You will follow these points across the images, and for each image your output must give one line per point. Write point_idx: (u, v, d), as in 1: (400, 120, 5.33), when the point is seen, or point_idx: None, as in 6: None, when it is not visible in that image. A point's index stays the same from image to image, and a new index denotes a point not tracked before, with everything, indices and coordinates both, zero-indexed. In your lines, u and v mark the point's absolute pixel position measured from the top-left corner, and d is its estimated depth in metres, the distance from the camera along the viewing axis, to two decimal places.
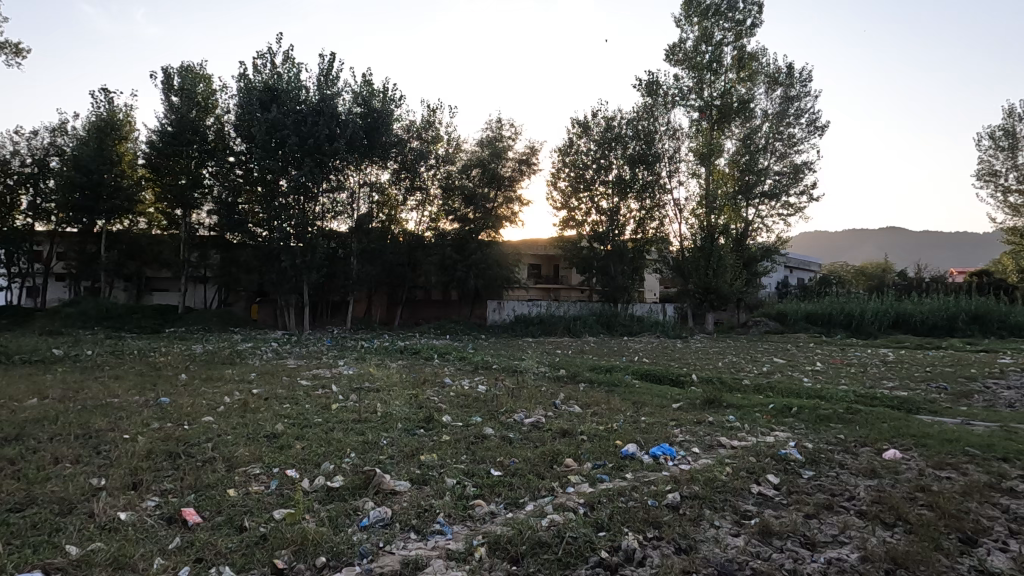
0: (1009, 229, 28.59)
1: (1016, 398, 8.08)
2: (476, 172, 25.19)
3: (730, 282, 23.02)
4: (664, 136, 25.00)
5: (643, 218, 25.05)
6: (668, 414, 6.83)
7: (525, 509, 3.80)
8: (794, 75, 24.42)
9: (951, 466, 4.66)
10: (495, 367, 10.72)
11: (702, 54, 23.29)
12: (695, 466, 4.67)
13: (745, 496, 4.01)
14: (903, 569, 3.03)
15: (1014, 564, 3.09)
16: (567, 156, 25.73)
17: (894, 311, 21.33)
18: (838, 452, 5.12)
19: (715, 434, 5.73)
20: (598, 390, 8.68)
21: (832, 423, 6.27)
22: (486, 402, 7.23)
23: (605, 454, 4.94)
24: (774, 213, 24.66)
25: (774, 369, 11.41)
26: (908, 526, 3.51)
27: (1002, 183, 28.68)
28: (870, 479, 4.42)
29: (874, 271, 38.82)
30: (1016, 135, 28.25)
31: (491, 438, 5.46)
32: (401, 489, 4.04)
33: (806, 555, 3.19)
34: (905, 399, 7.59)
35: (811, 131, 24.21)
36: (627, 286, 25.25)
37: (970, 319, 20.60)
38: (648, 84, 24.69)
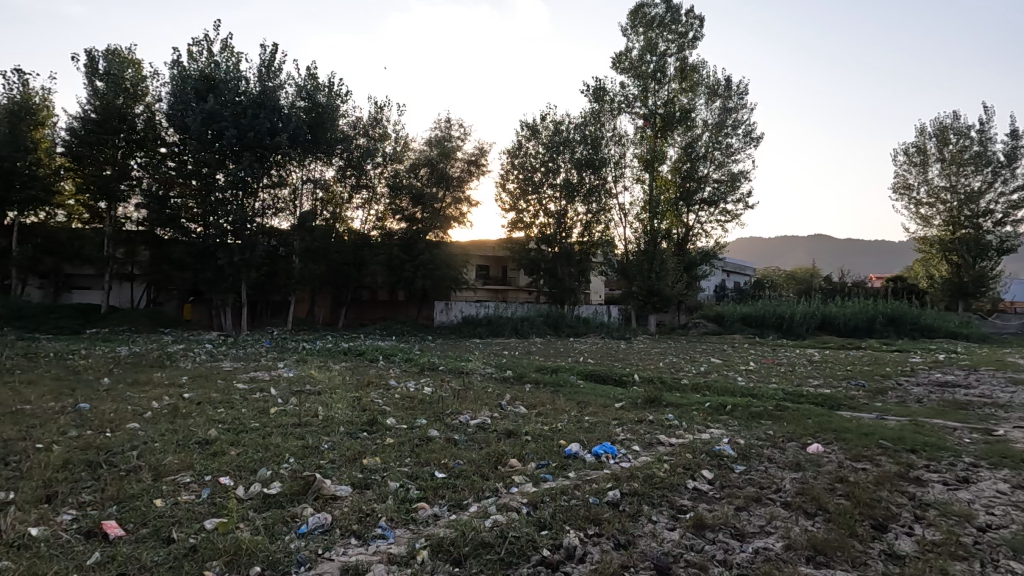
0: (921, 238, 31.02)
1: (923, 394, 8.80)
2: (424, 172, 24.98)
3: (671, 284, 23.84)
4: (611, 141, 25.55)
5: (589, 222, 25.54)
6: (611, 413, 7.00)
7: (469, 510, 3.81)
8: (732, 87, 25.49)
9: (867, 458, 5.02)
10: (442, 368, 10.66)
11: (647, 64, 24.00)
12: (635, 464, 4.82)
13: (681, 491, 4.17)
14: (822, 555, 3.24)
15: (917, 546, 3.37)
16: (515, 158, 26.00)
17: (820, 313, 22.74)
18: (767, 447, 5.41)
19: (655, 432, 5.93)
20: (544, 390, 8.79)
21: (762, 420, 6.63)
22: (432, 403, 7.19)
23: (548, 454, 5.02)
24: (713, 219, 25.73)
25: (711, 368, 11.90)
26: (828, 514, 3.76)
27: (914, 196, 31.10)
28: (794, 471, 4.71)
29: (803, 276, 41.20)
30: (926, 152, 30.75)
31: (436, 440, 5.45)
32: (342, 494, 3.96)
33: (736, 545, 3.35)
34: (828, 396, 8.10)
35: (747, 142, 25.37)
36: (574, 288, 25.68)
37: (886, 321, 22.25)
38: (595, 90, 25.16)
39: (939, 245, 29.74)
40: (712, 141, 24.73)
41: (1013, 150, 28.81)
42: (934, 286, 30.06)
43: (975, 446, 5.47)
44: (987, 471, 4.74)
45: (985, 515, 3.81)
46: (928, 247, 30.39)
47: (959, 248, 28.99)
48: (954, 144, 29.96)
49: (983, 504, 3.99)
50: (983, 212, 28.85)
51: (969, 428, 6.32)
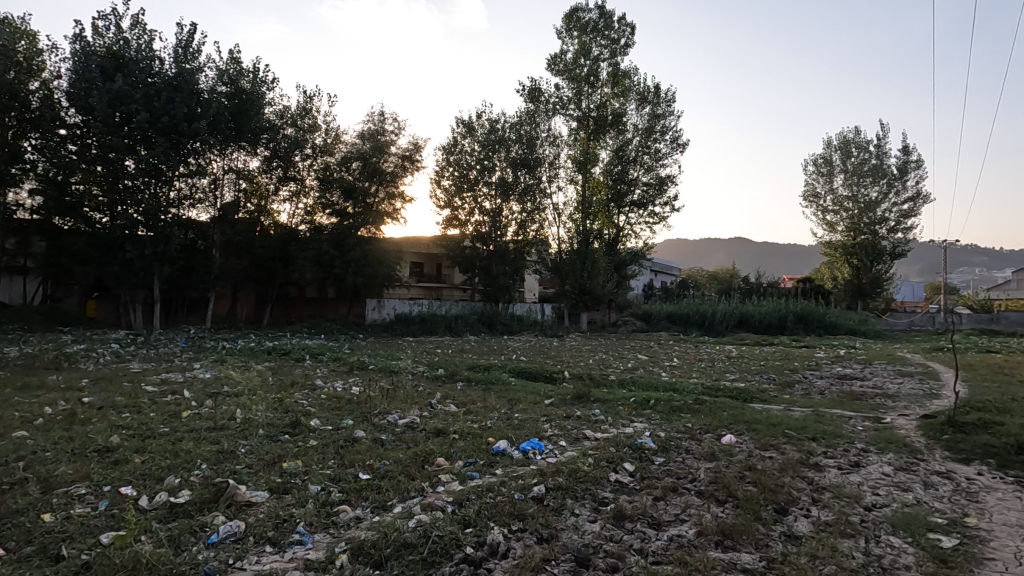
0: (827, 243, 33.52)
1: (825, 386, 9.58)
2: (356, 166, 24.28)
3: (602, 283, 24.62)
4: (545, 142, 25.90)
5: (524, 221, 25.71)
6: (539, 410, 7.11)
7: (393, 511, 3.75)
8: (661, 94, 25.98)
9: (774, 447, 5.40)
10: (371, 368, 10.40)
11: (581, 67, 24.56)
12: (560, 458, 4.93)
13: (604, 484, 4.31)
14: (730, 539, 3.45)
15: (813, 527, 3.66)
16: (450, 155, 25.81)
17: (738, 312, 24.17)
18: (685, 439, 5.69)
19: (581, 428, 6.09)
20: (475, 388, 8.79)
21: (682, 413, 6.97)
22: (359, 403, 7.03)
23: (476, 452, 5.04)
24: (642, 221, 26.61)
25: (637, 365, 12.33)
26: (736, 501, 4.00)
27: (821, 204, 33.62)
28: (709, 461, 4.98)
29: (723, 276, 43.57)
30: (831, 163, 33.36)
31: (362, 441, 5.31)
32: (258, 500, 3.79)
33: (652, 534, 3.50)
34: (742, 390, 8.62)
35: (674, 148, 26.42)
36: (508, 287, 25.80)
37: (795, 319, 23.97)
38: (530, 91, 25.47)
39: (841, 249, 32.37)
40: (641, 146, 25.45)
41: (904, 164, 31.82)
42: (837, 287, 32.72)
43: (866, 433, 6.02)
44: (875, 455, 5.20)
45: (871, 495, 4.20)
46: (833, 251, 32.99)
47: (859, 252, 31.68)
48: (856, 156, 32.65)
49: (870, 486, 4.39)
50: (879, 220, 31.67)
51: (861, 417, 6.94)
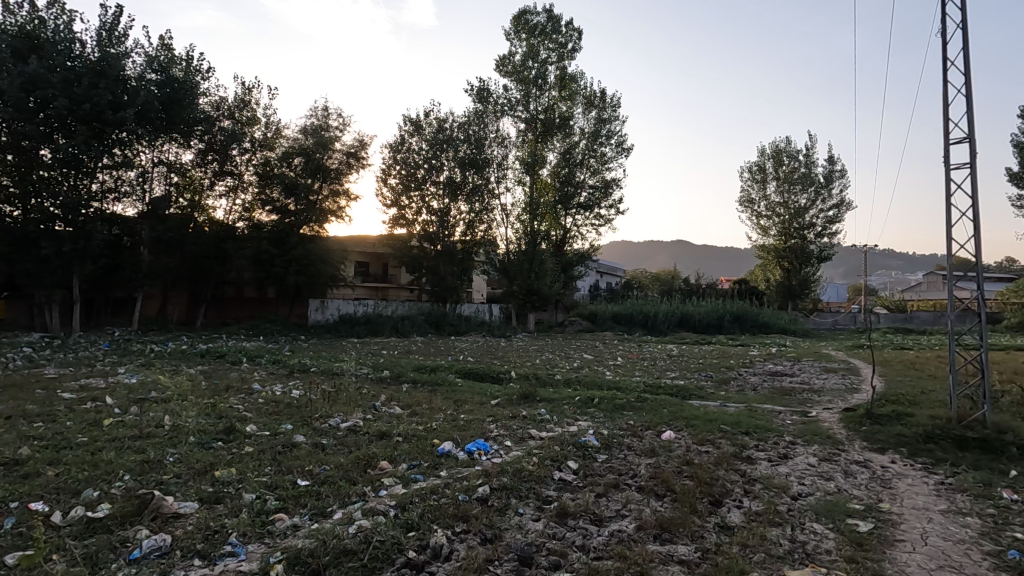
0: (761, 247, 35.25)
1: (757, 382, 10.08)
2: (298, 161, 23.50)
3: (550, 284, 24.91)
4: (493, 142, 25.91)
5: (472, 220, 25.62)
6: (486, 410, 7.10)
7: (333, 517, 3.65)
8: (607, 98, 26.41)
9: (709, 442, 5.62)
10: (313, 370, 10.07)
11: (528, 70, 24.78)
12: (505, 459, 4.94)
13: (548, 483, 4.36)
14: (667, 533, 3.56)
15: (744, 517, 3.83)
16: (398, 153, 25.44)
17: (679, 312, 25.04)
18: (627, 436, 5.84)
19: (526, 427, 6.14)
20: (421, 389, 8.70)
21: (624, 411, 7.15)
22: (300, 407, 6.79)
23: (421, 454, 4.98)
24: (588, 222, 27.08)
25: (583, 364, 12.53)
26: (674, 495, 4.14)
27: (755, 209, 35.32)
28: (649, 457, 5.13)
29: (666, 278, 45.02)
30: (764, 170, 35.11)
31: (301, 446, 5.13)
32: (187, 511, 3.59)
33: (594, 530, 3.58)
34: (681, 387, 8.93)
35: (618, 152, 27.04)
36: (456, 287, 25.66)
37: (732, 319, 25.09)
38: (479, 91, 25.46)
39: (774, 253, 34.14)
40: (588, 150, 25.84)
41: (830, 173, 33.90)
42: (770, 288, 34.49)
43: (794, 426, 6.37)
44: (802, 447, 5.52)
45: (798, 485, 4.44)
46: (766, 254, 34.75)
47: (789, 255, 33.55)
48: (787, 165, 34.47)
49: (797, 476, 4.65)
50: (807, 225, 33.58)
51: (790, 411, 7.34)
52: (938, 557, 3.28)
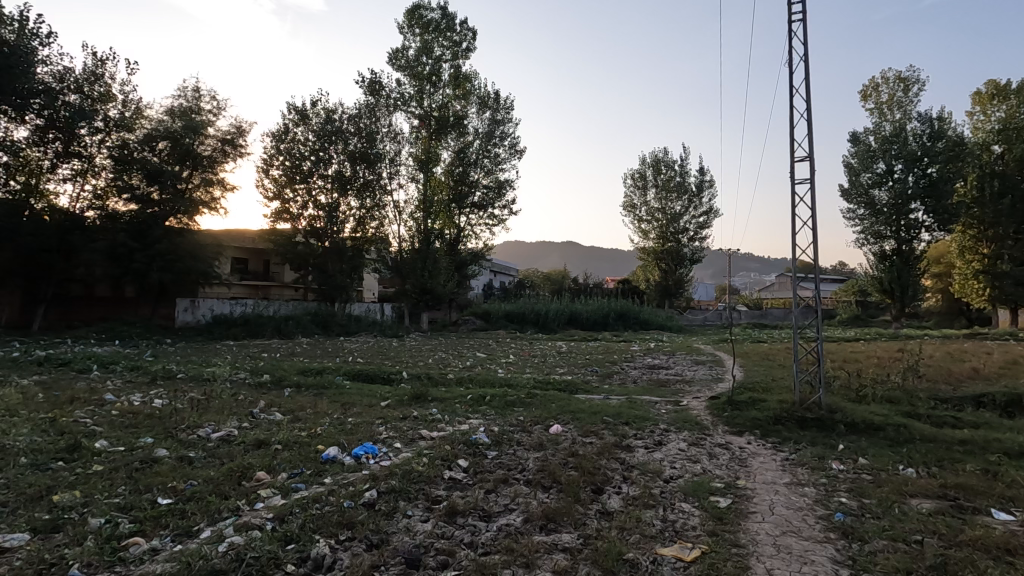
0: (641, 249, 37.74)
1: (637, 376, 10.80)
2: (163, 146, 21.13)
3: (443, 283, 24.74)
4: (386, 137, 25.20)
5: (363, 217, 24.71)
6: (375, 412, 6.91)
7: (200, 537, 3.34)
8: (500, 100, 26.78)
9: (593, 433, 5.92)
10: (179, 377, 9.13)
11: (422, 65, 24.42)
12: (394, 461, 4.83)
13: (437, 483, 4.33)
14: (552, 523, 3.70)
15: (622, 501, 4.09)
16: (281, 142, 23.91)
17: (568, 310, 26.09)
18: (517, 432, 5.98)
19: (417, 428, 6.05)
20: (305, 394, 8.24)
21: (515, 407, 7.31)
22: (163, 418, 6.13)
23: (303, 461, 4.73)
24: (482, 222, 27.25)
25: (476, 362, 12.63)
26: (560, 485, 4.30)
27: (637, 213, 37.73)
28: (537, 451, 5.29)
29: (557, 277, 46.69)
30: (644, 178, 37.67)
31: (164, 460, 4.64)
32: (13, 545, 3.09)
33: (483, 526, 3.62)
34: (569, 382, 9.33)
35: (512, 154, 27.51)
36: (345, 286, 24.65)
37: (616, 316, 26.64)
38: (370, 83, 24.65)
39: (653, 255, 36.72)
40: (482, 150, 26.00)
41: (701, 183, 37.13)
42: (650, 287, 37.08)
43: (668, 415, 6.92)
44: (674, 434, 6.00)
45: (670, 469, 4.82)
46: (646, 255, 37.28)
47: (666, 257, 36.32)
48: (664, 174, 37.22)
49: (669, 461, 5.05)
50: (681, 230, 36.52)
51: (665, 401, 7.95)
52: (782, 524, 3.73)
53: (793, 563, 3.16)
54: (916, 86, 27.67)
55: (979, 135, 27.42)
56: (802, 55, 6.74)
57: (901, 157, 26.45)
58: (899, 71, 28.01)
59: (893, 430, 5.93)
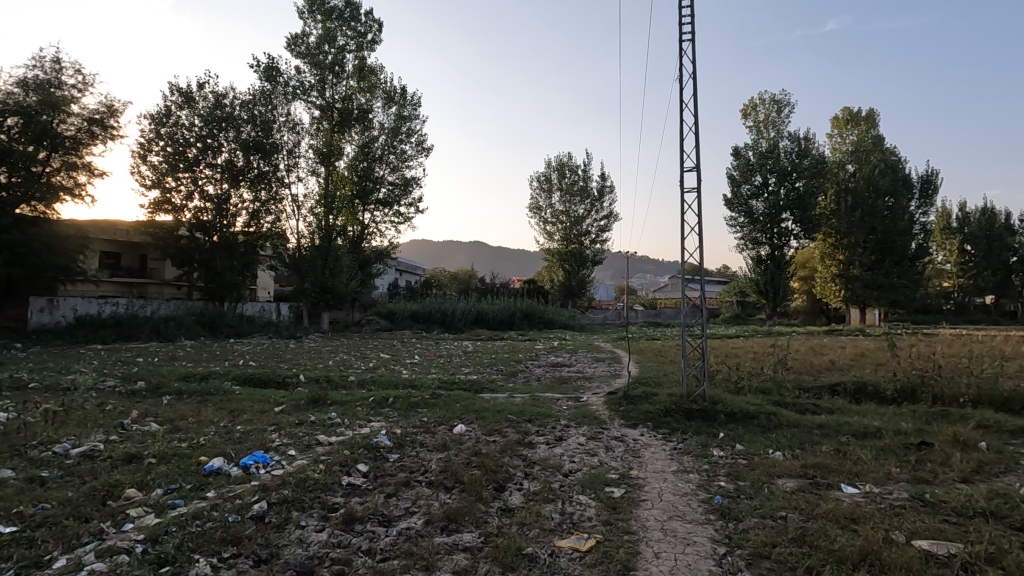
0: (546, 250, 38.73)
1: (540, 373, 11.10)
2: (14, 122, 18.42)
3: (345, 282, 23.78)
4: (283, 126, 23.79)
5: (257, 210, 23.12)
6: (268, 419, 6.50)
7: (53, 566, 2.96)
8: (407, 96, 26.27)
9: (497, 431, 5.99)
10: (32, 386, 8.01)
11: (324, 54, 23.34)
12: (287, 469, 4.57)
13: (335, 489, 4.16)
14: (454, 523, 3.69)
15: (523, 497, 4.17)
16: (162, 126, 21.79)
17: (474, 310, 26.15)
18: (420, 433, 5.90)
19: (313, 434, 5.76)
20: (188, 401, 7.57)
21: (418, 408, 7.21)
22: (10, 434, 5.35)
23: (182, 475, 4.33)
24: (387, 219, 26.57)
25: (379, 363, 12.31)
26: (462, 485, 4.30)
27: (543, 215, 38.68)
28: (440, 451, 5.26)
29: (463, 276, 46.64)
30: (549, 181, 38.73)
31: (9, 483, 4.05)
32: None
33: (382, 532, 3.52)
34: (474, 381, 9.37)
35: (418, 151, 27.08)
36: (236, 284, 22.98)
37: (521, 316, 27.13)
38: (266, 68, 23.15)
39: (557, 256, 37.84)
40: (388, 145, 25.35)
41: (602, 188, 38.81)
42: (554, 287, 38.18)
43: (568, 411, 7.17)
44: (574, 429, 6.23)
45: (569, 463, 4.99)
46: (550, 256, 38.32)
47: (569, 259, 37.57)
48: (568, 178, 38.48)
49: (569, 455, 5.22)
50: (584, 232, 37.95)
51: (567, 398, 8.21)
52: (669, 509, 3.99)
53: (677, 545, 3.40)
54: (787, 108, 30.79)
55: (837, 154, 31.13)
56: (692, 73, 7.20)
57: (774, 171, 29.25)
58: (773, 93, 31.05)
59: (765, 417, 6.56)
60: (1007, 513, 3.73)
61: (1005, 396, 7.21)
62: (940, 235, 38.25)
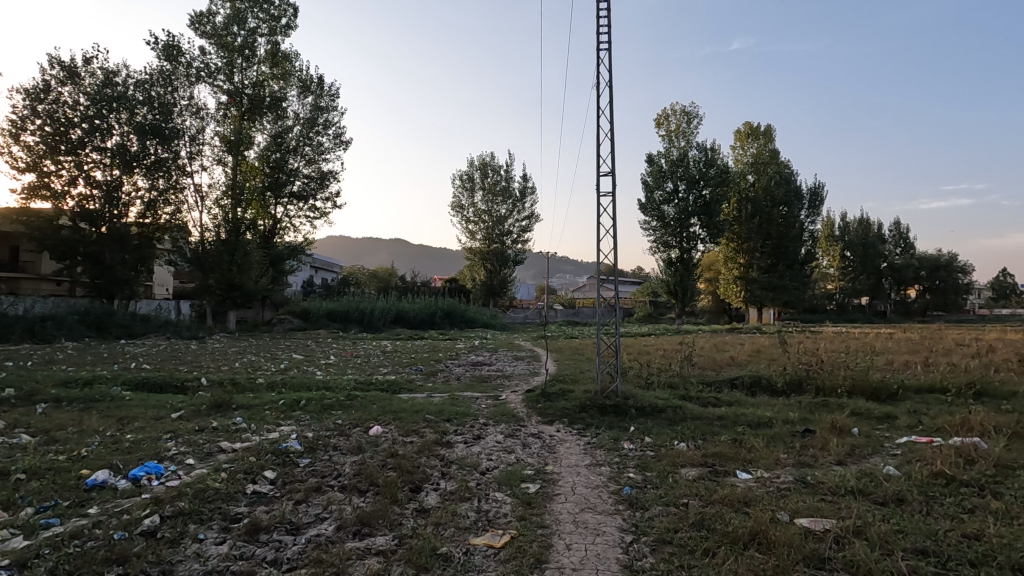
0: (468, 249, 38.66)
1: (460, 372, 11.09)
2: None
3: (255, 279, 22.45)
4: (185, 110, 22.06)
5: (154, 200, 21.31)
6: (163, 426, 6.01)
7: None
8: (324, 86, 25.23)
9: (414, 432, 5.91)
10: None
11: (233, 36, 21.88)
12: (184, 479, 4.26)
13: (238, 499, 3.93)
14: (367, 527, 3.60)
15: (439, 497, 4.15)
16: (39, 103, 19.47)
17: (394, 308, 25.62)
18: (333, 436, 5.70)
19: (216, 440, 5.41)
20: (68, 409, 6.83)
21: (333, 411, 6.96)
22: None
23: (58, 491, 3.91)
24: (301, 214, 25.35)
25: (291, 365, 11.73)
26: (377, 488, 4.21)
27: (465, 214, 38.57)
28: (354, 454, 5.11)
29: (383, 274, 45.52)
30: (472, 180, 38.68)
31: None
32: None
33: (289, 540, 3.37)
34: (392, 381, 9.19)
35: (336, 144, 26.08)
36: (129, 280, 21.03)
37: (442, 315, 26.92)
38: (165, 47, 21.34)
39: (479, 255, 37.91)
40: (303, 136, 24.21)
41: (524, 189, 39.32)
42: (476, 287, 38.21)
43: (487, 409, 7.21)
44: (493, 427, 6.28)
45: (486, 461, 5.03)
46: (472, 256, 38.31)
47: (491, 258, 37.74)
48: (491, 178, 38.64)
49: (486, 453, 5.26)
50: (506, 232, 38.27)
51: (486, 397, 8.26)
52: (581, 502, 4.14)
53: (587, 536, 3.52)
54: (696, 120, 32.74)
55: (739, 165, 33.49)
56: (609, 81, 7.44)
57: (684, 179, 31.06)
58: (684, 105, 32.91)
59: (672, 411, 6.94)
60: (873, 490, 4.20)
61: (874, 386, 8.13)
62: (825, 242, 42.30)
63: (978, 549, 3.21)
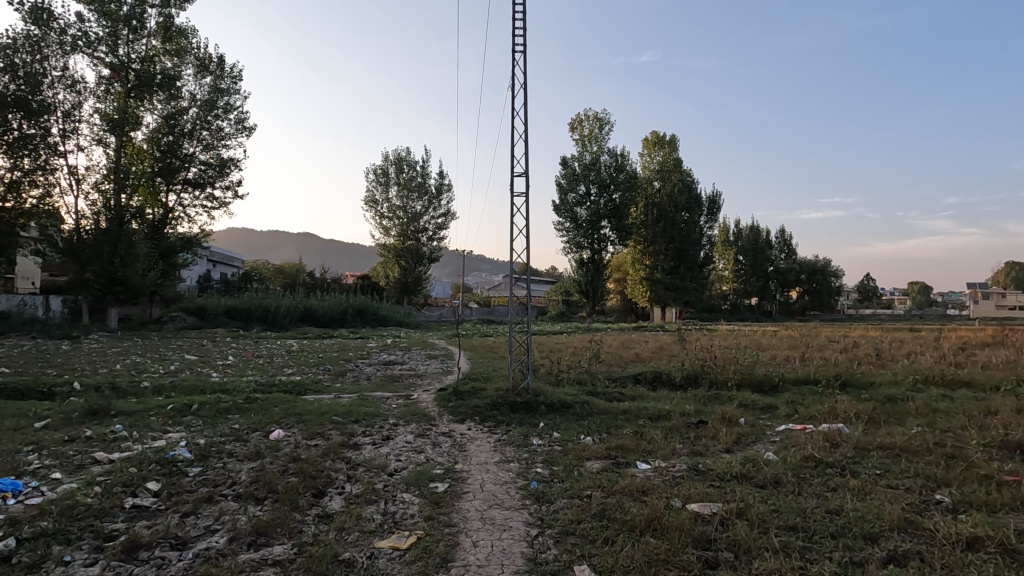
0: (382, 246, 37.68)
1: (371, 372, 10.79)
2: None
3: (141, 273, 20.48)
4: (57, 83, 19.65)
5: (17, 181, 18.83)
6: (24, 437, 5.31)
7: None
8: (225, 67, 23.51)
9: (319, 434, 5.68)
10: None
11: (117, 4, 19.83)
12: (48, 495, 3.81)
13: (114, 515, 3.57)
14: (263, 536, 3.41)
15: (344, 501, 4.02)
16: None
17: (302, 306, 24.43)
18: (229, 442, 5.33)
19: (89, 451, 4.88)
20: None
21: (229, 415, 6.51)
22: None
23: None
24: (197, 203, 23.43)
25: (183, 366, 10.83)
26: (276, 495, 4.00)
27: (379, 210, 37.55)
28: (252, 460, 4.82)
29: (290, 270, 43.24)
30: (387, 174, 37.72)
31: None
32: None
33: (174, 556, 3.12)
34: (297, 382, 8.77)
35: (238, 130, 24.38)
36: None
37: (354, 313, 26.05)
38: (32, 9, 18.90)
39: (393, 252, 37.08)
40: (200, 120, 22.41)
41: (440, 186, 38.94)
42: (389, 285, 37.32)
43: (398, 409, 7.08)
44: (402, 427, 6.17)
45: (394, 462, 4.94)
46: (386, 252, 37.38)
47: (406, 255, 37.04)
48: (406, 173, 37.89)
49: (395, 454, 5.16)
50: (421, 229, 37.68)
51: (397, 396, 8.10)
52: (489, 498, 4.18)
53: (494, 532, 3.57)
54: (608, 126, 34.09)
55: (646, 172, 35.25)
56: (523, 83, 7.53)
57: (596, 182, 32.26)
58: (596, 111, 34.15)
59: (580, 407, 7.17)
60: (755, 474, 4.59)
61: (760, 379, 8.90)
62: (721, 246, 45.71)
63: (838, 522, 3.62)
